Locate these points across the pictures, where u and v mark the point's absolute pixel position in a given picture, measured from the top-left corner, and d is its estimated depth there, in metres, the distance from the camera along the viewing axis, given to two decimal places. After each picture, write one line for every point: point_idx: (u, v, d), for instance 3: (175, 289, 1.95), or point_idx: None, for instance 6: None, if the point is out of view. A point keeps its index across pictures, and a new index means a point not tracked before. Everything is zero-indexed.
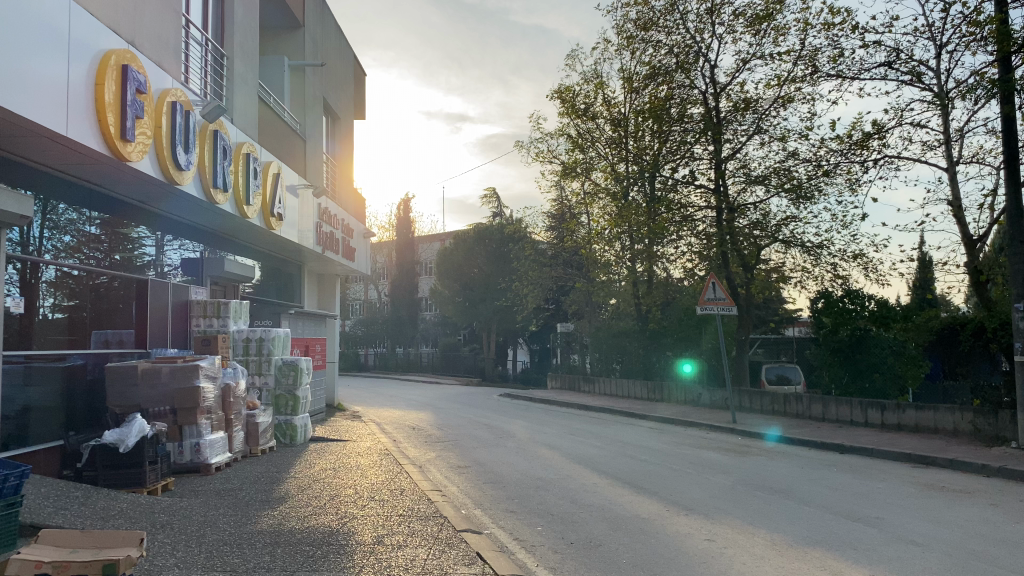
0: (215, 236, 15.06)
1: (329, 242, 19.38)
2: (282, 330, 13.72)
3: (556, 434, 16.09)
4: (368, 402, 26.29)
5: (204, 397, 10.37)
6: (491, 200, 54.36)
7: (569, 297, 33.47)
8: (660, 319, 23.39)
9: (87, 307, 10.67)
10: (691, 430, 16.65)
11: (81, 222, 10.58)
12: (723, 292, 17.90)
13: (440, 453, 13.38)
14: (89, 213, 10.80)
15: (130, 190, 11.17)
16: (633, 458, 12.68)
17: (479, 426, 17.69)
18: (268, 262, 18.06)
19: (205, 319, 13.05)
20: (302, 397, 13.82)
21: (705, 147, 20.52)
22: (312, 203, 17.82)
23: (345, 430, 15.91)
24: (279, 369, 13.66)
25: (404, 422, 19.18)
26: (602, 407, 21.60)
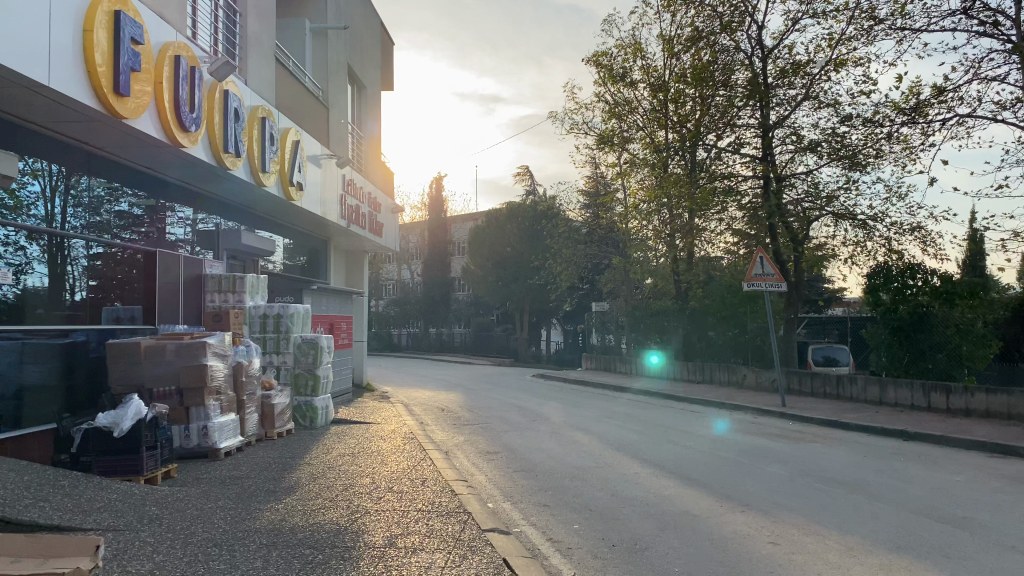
0: (238, 208, 14.42)
1: (354, 216, 18.56)
2: (302, 306, 12.97)
3: (593, 417, 15.17)
4: (399, 382, 25.57)
5: (212, 376, 9.59)
6: (523, 177, 53.34)
7: (605, 276, 32.40)
8: (702, 297, 22.26)
9: (106, 283, 10.31)
10: (736, 414, 15.62)
11: (99, 196, 10.25)
12: (772, 268, 16.75)
13: (469, 437, 12.53)
14: (110, 186, 10.50)
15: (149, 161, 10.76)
16: (677, 445, 11.69)
17: (511, 409, 16.81)
18: (292, 238, 17.35)
19: (220, 293, 12.32)
20: (322, 378, 12.92)
21: (752, 113, 19.40)
22: (336, 175, 16.99)
23: (370, 411, 15.15)
24: (298, 347, 12.87)
25: (434, 403, 18.39)
26: (640, 389, 20.64)
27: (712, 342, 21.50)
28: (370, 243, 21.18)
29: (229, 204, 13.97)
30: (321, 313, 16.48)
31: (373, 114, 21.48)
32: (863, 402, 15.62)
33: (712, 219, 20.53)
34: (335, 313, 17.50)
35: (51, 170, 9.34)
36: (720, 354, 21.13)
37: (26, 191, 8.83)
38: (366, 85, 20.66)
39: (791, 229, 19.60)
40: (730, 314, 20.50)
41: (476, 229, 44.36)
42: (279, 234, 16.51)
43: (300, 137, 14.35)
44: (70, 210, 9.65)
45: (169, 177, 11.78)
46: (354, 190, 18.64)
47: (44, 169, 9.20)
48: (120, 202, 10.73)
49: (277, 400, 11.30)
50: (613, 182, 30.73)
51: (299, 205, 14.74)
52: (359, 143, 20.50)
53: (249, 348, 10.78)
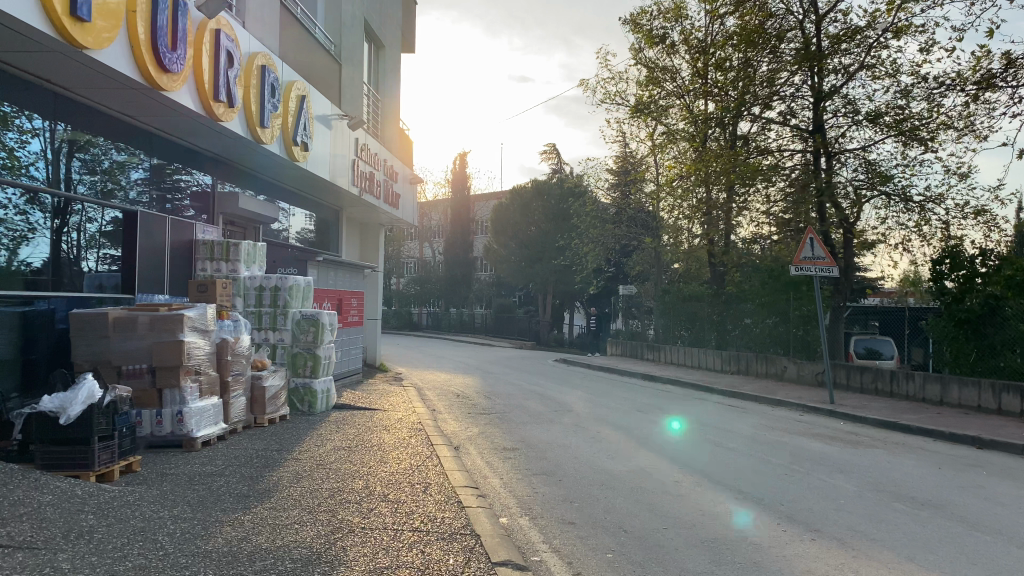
0: (241, 171, 13.22)
1: (368, 184, 17.25)
2: (303, 278, 11.68)
3: (621, 409, 13.83)
4: (414, 363, 24.36)
5: (189, 354, 8.34)
6: (550, 156, 51.84)
7: (633, 258, 30.94)
8: (741, 281, 20.76)
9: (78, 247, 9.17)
10: (779, 410, 14.21)
11: (104, 154, 9.64)
12: (823, 250, 15.23)
13: (484, 429, 11.25)
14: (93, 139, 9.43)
15: (138, 112, 9.67)
16: (720, 447, 10.32)
17: (531, 397, 15.50)
18: (297, 205, 16.06)
19: (210, 261, 11.15)
20: (323, 359, 11.54)
21: (804, 81, 17.88)
22: (348, 139, 15.67)
23: (379, 395, 13.91)
24: (297, 324, 11.49)
25: (448, 388, 17.12)
26: (670, 378, 19.27)
27: (750, 330, 20.02)
28: (385, 215, 19.86)
29: (228, 163, 12.69)
30: (329, 287, 15.14)
31: (393, 78, 20.13)
32: (920, 402, 14.13)
33: (752, 195, 19.09)
34: (344, 288, 16.18)
35: (53, 126, 8.74)
36: (758, 343, 19.64)
37: (25, 149, 8.30)
38: (384, 44, 19.26)
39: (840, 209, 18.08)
40: (772, 300, 19.02)
41: (499, 207, 42.96)
42: (283, 201, 15.25)
43: (307, 93, 13.03)
44: (75, 168, 9.13)
45: (156, 131, 10.56)
46: (369, 157, 17.32)
47: (45, 124, 8.62)
48: (121, 157, 9.98)
49: (268, 383, 10.07)
50: (646, 159, 29.15)
51: (305, 168, 13.44)
52: (377, 108, 19.15)
53: (236, 324, 9.49)
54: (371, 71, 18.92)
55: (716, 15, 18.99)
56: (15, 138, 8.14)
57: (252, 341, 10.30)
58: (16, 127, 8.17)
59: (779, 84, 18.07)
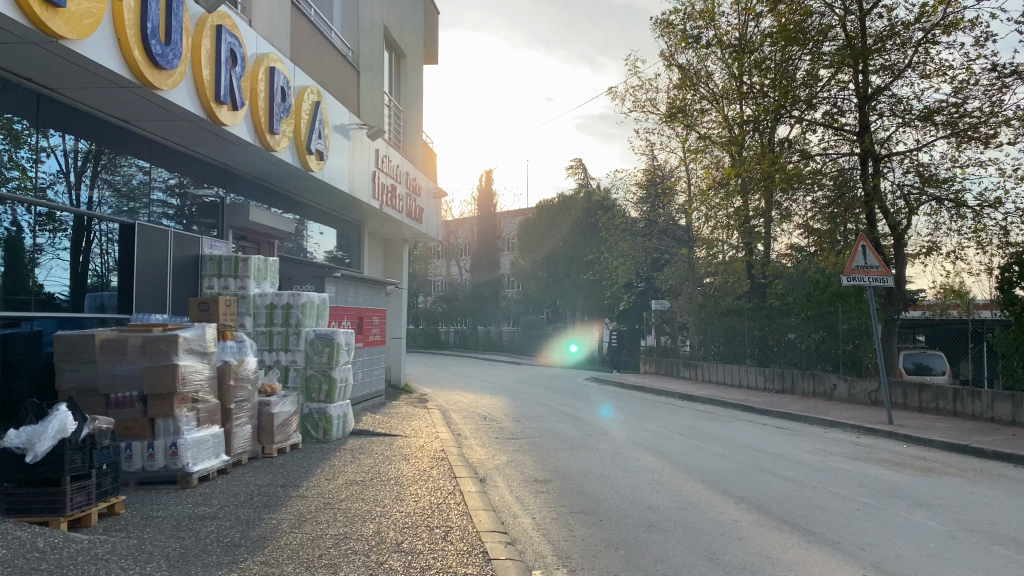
0: (253, 182, 12.46)
1: (389, 197, 16.44)
2: (318, 295, 10.80)
3: (662, 433, 12.80)
4: (440, 384, 23.44)
5: (185, 380, 7.48)
6: (576, 170, 51.00)
7: (665, 272, 29.84)
8: (783, 294, 19.61)
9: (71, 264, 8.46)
10: (834, 433, 13.09)
11: (121, 168, 9.23)
12: (877, 258, 14.13)
13: (514, 457, 10.30)
14: (88, 147, 8.67)
15: (138, 117, 8.90)
16: (777, 476, 9.25)
17: (564, 420, 14.50)
18: (314, 220, 15.26)
19: (217, 278, 10.41)
20: (339, 383, 10.61)
21: (848, 80, 16.84)
22: (368, 149, 14.88)
23: (401, 419, 13.01)
24: (311, 344, 10.55)
25: (475, 410, 16.17)
26: (711, 398, 18.16)
27: (795, 345, 18.85)
28: (409, 230, 19.02)
29: (238, 174, 11.87)
30: (349, 305, 14.27)
31: (415, 89, 19.39)
32: (990, 423, 12.92)
33: (794, 201, 18.01)
34: (365, 305, 15.29)
35: (68, 141, 8.37)
36: (804, 360, 18.45)
37: (39, 169, 7.98)
38: (406, 53, 18.54)
39: (890, 216, 16.96)
40: (818, 313, 17.86)
41: (525, 222, 42.18)
42: (299, 215, 14.47)
43: (321, 98, 12.26)
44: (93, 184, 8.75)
45: (157, 137, 9.75)
46: (390, 168, 16.52)
47: (61, 141, 8.28)
48: (132, 169, 9.43)
49: (277, 409, 9.19)
50: (677, 170, 28.15)
51: (320, 179, 12.63)
52: (398, 119, 18.41)
53: (240, 346, 8.65)
54: (391, 80, 18.19)
55: (752, 13, 18.04)
56: (28, 158, 7.82)
57: (260, 364, 9.44)
58: (30, 146, 7.84)
59: (821, 85, 17.07)
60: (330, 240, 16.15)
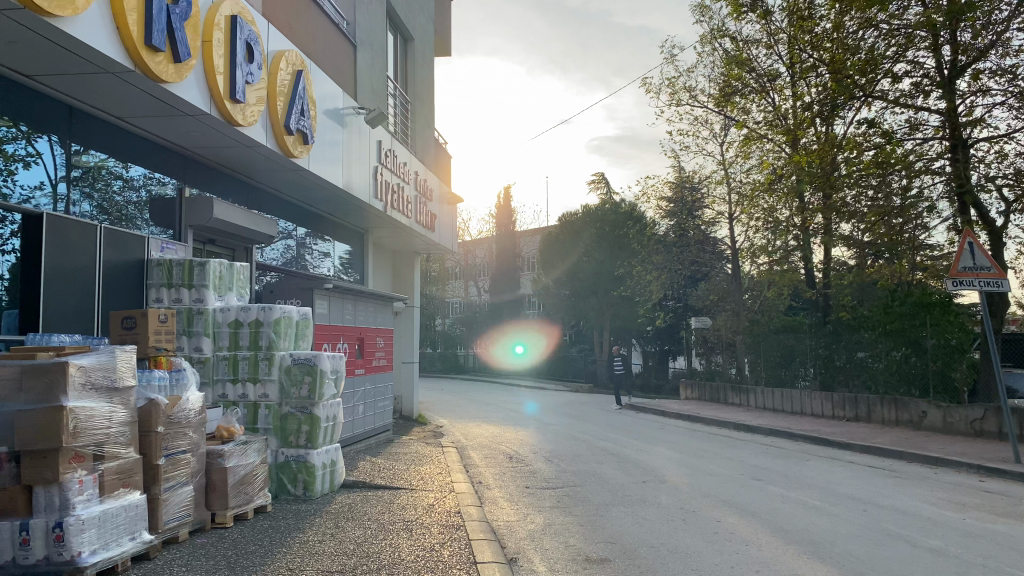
0: (225, 175, 10.18)
1: (396, 199, 14.13)
2: (297, 309, 8.40)
3: (733, 478, 10.28)
4: (460, 414, 20.97)
5: (79, 425, 5.12)
6: (598, 185, 48.66)
7: (703, 287, 27.31)
8: (853, 307, 17.02)
9: None
10: (949, 475, 10.48)
11: (109, 174, 8.07)
12: (986, 257, 11.61)
13: (552, 518, 7.85)
14: None
15: (43, 71, 6.71)
16: (918, 548, 6.72)
17: (607, 460, 12.03)
18: (307, 226, 12.96)
19: (168, 289, 8.18)
20: (322, 424, 8.14)
21: (927, 53, 14.43)
22: (368, 140, 12.59)
23: (408, 463, 10.55)
24: (287, 373, 8.15)
25: (498, 447, 13.68)
26: (773, 429, 15.58)
27: (870, 366, 16.23)
28: (421, 239, 16.71)
29: (200, 161, 9.60)
30: (347, 324, 11.89)
31: (427, 80, 17.14)
32: None
33: (863, 197, 15.54)
34: (367, 324, 12.92)
35: (48, 140, 7.29)
36: (882, 382, 15.82)
37: (12, 180, 6.85)
38: (414, 37, 16.34)
39: (983, 212, 14.38)
40: (897, 328, 15.26)
41: (547, 238, 39.84)
42: (287, 218, 12.18)
43: (304, 68, 10.00)
44: (82, 193, 7.69)
45: (79, 104, 7.54)
46: (397, 166, 14.21)
47: (44, 144, 7.25)
48: (107, 162, 8.05)
49: (233, 463, 6.79)
50: (714, 174, 25.69)
51: (306, 170, 10.32)
52: (408, 112, 16.17)
53: (176, 376, 6.31)
54: (398, 67, 16.00)
55: None
56: None
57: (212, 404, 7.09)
58: (1, 153, 6.74)
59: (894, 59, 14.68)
60: (329, 250, 13.89)
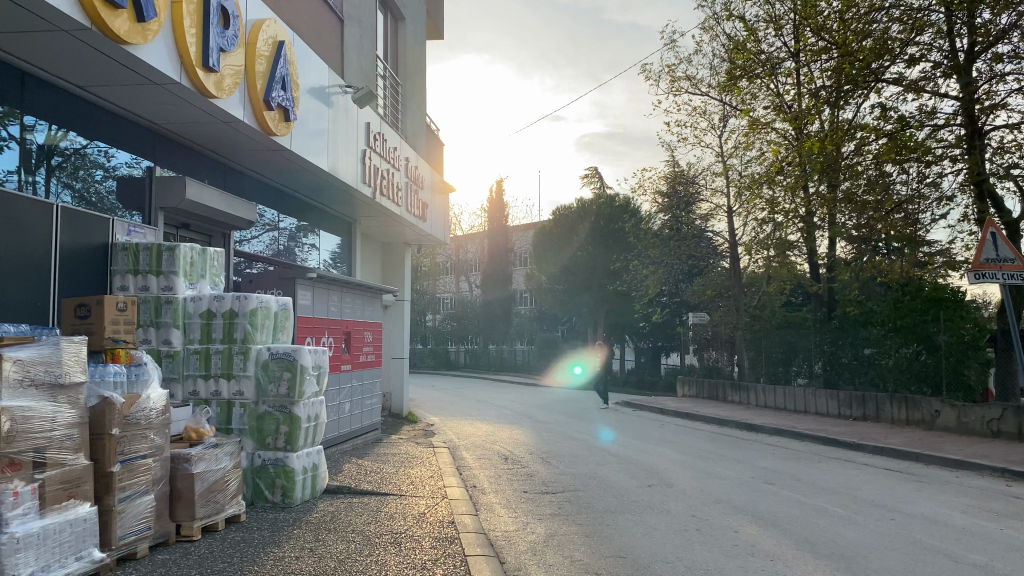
0: (200, 154, 9.42)
1: (386, 186, 13.41)
2: (276, 299, 7.71)
3: (744, 482, 9.63)
4: (451, 412, 20.26)
5: (13, 428, 4.38)
6: (592, 179, 47.93)
7: (700, 281, 26.65)
8: (859, 302, 16.41)
9: None
10: (972, 478, 9.84)
11: (91, 161, 7.69)
12: (1009, 248, 10.98)
13: (553, 528, 7.17)
14: None
15: None
16: (961, 564, 6.07)
17: (608, 461, 11.36)
18: (291, 213, 12.23)
19: (134, 275, 7.44)
20: (303, 425, 7.45)
21: (942, 36, 13.79)
22: (355, 122, 11.87)
23: (396, 465, 9.84)
24: (266, 369, 7.44)
25: (492, 447, 12.98)
26: (778, 429, 14.95)
27: (878, 363, 15.62)
28: (412, 229, 15.98)
29: (172, 139, 8.85)
30: (332, 317, 11.17)
31: (419, 62, 16.40)
32: None
33: (873, 187, 14.90)
34: (355, 318, 12.21)
35: (25, 123, 6.88)
36: (890, 379, 15.20)
37: None
38: (405, 17, 15.60)
39: (999, 202, 13.74)
40: (907, 324, 14.64)
41: (541, 232, 39.13)
42: (269, 204, 11.44)
43: (285, 39, 9.28)
44: (59, 180, 7.30)
45: (32, 69, 6.80)
46: (386, 150, 13.48)
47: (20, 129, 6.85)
48: (88, 148, 7.65)
49: (202, 468, 6.07)
50: (713, 166, 25.02)
51: (287, 149, 9.59)
52: (398, 95, 15.44)
53: (136, 371, 5.58)
54: (388, 48, 15.27)
55: None
56: None
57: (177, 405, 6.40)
58: None
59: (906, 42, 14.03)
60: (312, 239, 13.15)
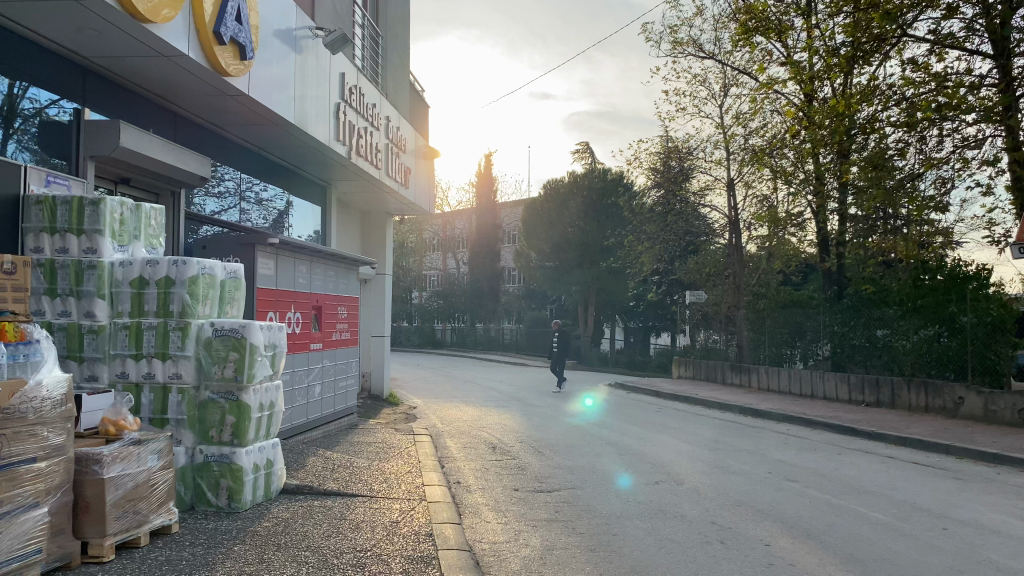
0: (140, 99, 8.14)
1: (364, 146, 12.14)
2: (223, 265, 6.49)
3: (762, 479, 8.57)
4: (437, 393, 19.12)
5: None
6: (582, 155, 46.49)
7: (697, 258, 25.51)
8: (874, 279, 15.30)
9: None
10: (1015, 476, 8.78)
11: (55, 120, 6.98)
12: None
13: (548, 540, 6.02)
14: None
15: None
16: None
17: (608, 452, 10.27)
18: (254, 172, 10.99)
19: (50, 234, 6.10)
20: (253, 415, 6.26)
21: None
22: (326, 70, 10.58)
23: (369, 457, 8.68)
24: (209, 349, 6.21)
25: (479, 434, 11.86)
26: (787, 415, 13.89)
27: (892, 345, 14.54)
28: (393, 197, 14.74)
29: (104, 78, 7.57)
30: (301, 290, 9.98)
31: (402, 14, 15.04)
32: None
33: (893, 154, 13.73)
34: (327, 291, 11.01)
35: None
36: (907, 363, 14.12)
37: None
38: None
39: None
40: (928, 303, 13.55)
41: (530, 207, 37.85)
42: (228, 161, 10.18)
43: None
44: (20, 145, 6.63)
45: None
46: (364, 106, 12.21)
47: None
48: (50, 107, 6.93)
49: (117, 472, 4.83)
50: (714, 136, 23.76)
51: (243, 94, 8.32)
52: (379, 49, 14.12)
53: (21, 351, 4.41)
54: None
55: None
56: None
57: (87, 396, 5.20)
58: None
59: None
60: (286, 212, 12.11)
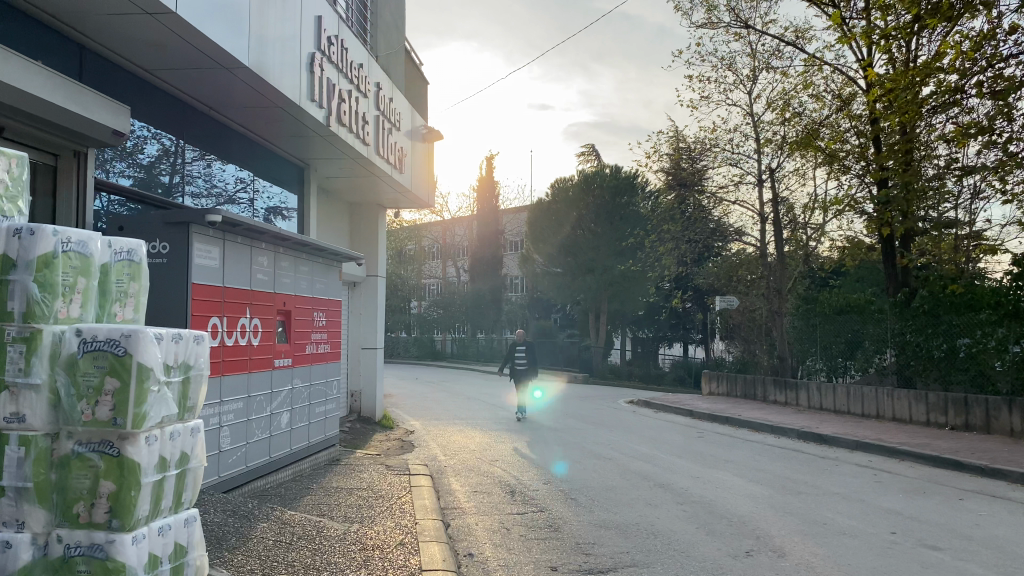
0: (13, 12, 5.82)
1: (349, 113, 9.82)
2: (106, 243, 4.11)
3: (890, 544, 6.21)
4: (439, 413, 16.77)
5: None
6: (589, 156, 44.11)
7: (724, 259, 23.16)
8: (956, 280, 12.94)
9: None
10: None
11: None
12: None
13: None
14: None
15: None
16: None
17: (663, 498, 7.90)
18: (204, 144, 8.75)
19: None
20: (147, 479, 3.88)
21: None
22: (295, 10, 8.27)
23: (345, 516, 6.30)
24: (73, 373, 3.78)
25: (491, 470, 9.50)
26: (860, 442, 11.51)
27: (980, 357, 12.19)
28: (387, 183, 12.42)
29: None
30: (264, 290, 7.66)
31: None
32: None
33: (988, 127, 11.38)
34: (301, 292, 8.68)
35: None
36: (1003, 379, 11.73)
37: None
38: None
39: None
40: None
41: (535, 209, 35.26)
42: (161, 124, 7.95)
43: None
44: None
45: None
46: (348, 65, 9.90)
47: None
48: None
49: None
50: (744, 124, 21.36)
51: (166, 11, 5.98)
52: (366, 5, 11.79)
53: None
54: None
55: None
56: None
57: None
58: None
59: None
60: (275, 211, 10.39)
